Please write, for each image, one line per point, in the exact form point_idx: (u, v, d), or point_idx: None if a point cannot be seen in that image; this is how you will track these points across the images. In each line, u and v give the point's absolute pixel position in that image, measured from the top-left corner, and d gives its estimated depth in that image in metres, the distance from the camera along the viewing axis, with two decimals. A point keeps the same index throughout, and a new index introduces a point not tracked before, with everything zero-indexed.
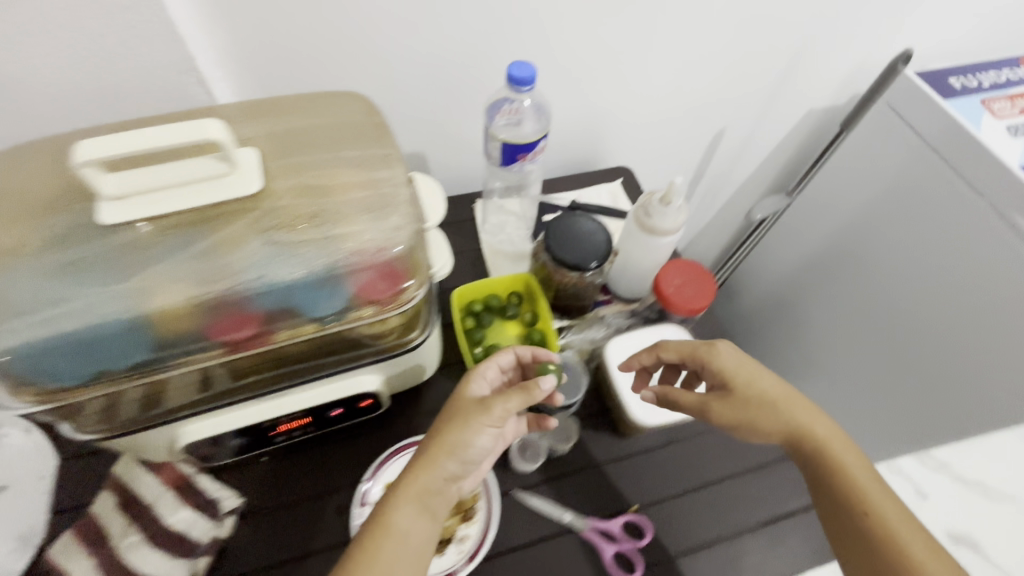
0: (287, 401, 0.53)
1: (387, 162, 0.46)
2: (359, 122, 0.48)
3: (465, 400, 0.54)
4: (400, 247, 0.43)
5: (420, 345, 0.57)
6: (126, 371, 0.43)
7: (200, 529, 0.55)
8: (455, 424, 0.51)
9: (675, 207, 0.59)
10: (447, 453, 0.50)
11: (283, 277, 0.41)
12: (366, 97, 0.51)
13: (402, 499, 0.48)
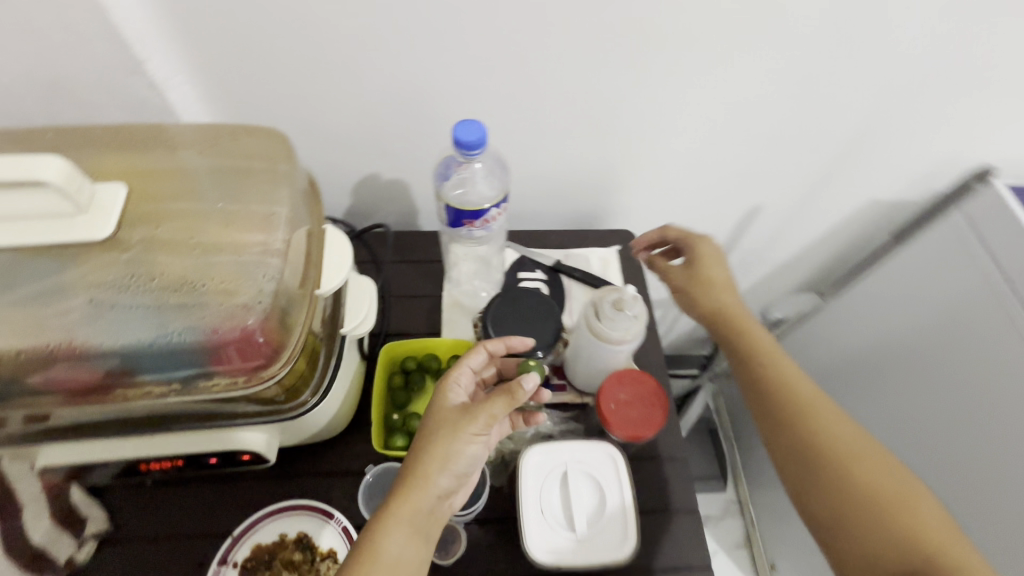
0: (155, 444, 0.50)
1: (268, 222, 0.41)
2: (257, 172, 0.44)
3: (444, 410, 0.48)
4: (259, 319, 0.39)
5: (310, 409, 0.52)
6: None
7: (60, 547, 0.53)
8: (438, 438, 0.46)
9: (627, 317, 0.50)
10: (432, 474, 0.45)
11: (118, 340, 0.37)
12: (283, 141, 0.47)
13: (391, 531, 0.43)
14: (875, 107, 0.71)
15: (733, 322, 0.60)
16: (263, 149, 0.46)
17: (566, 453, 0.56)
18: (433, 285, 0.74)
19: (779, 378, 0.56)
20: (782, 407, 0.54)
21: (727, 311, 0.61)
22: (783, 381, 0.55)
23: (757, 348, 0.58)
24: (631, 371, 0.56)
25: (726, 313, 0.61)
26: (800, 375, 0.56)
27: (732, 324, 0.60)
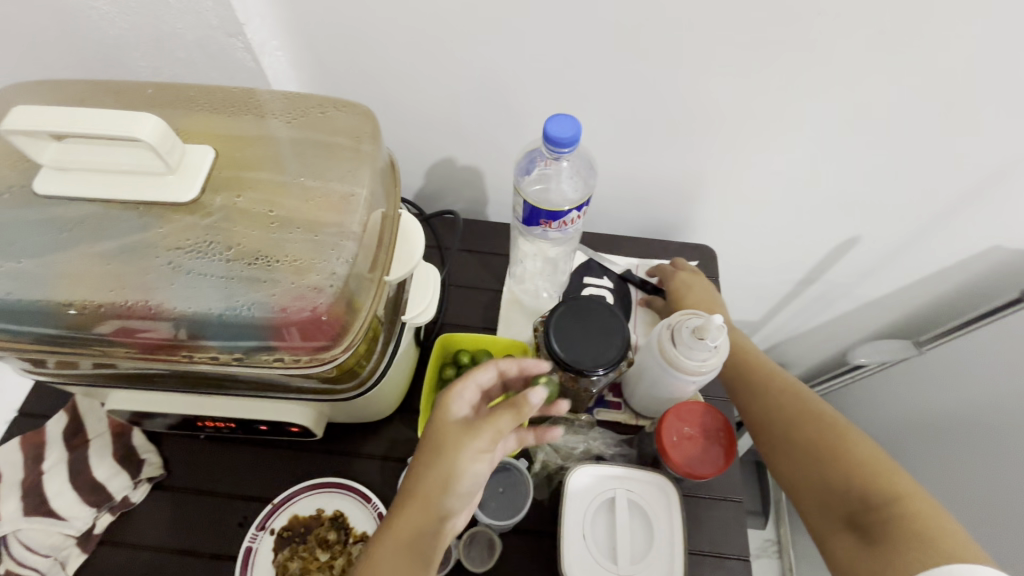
0: (212, 403, 0.51)
1: (346, 203, 0.40)
2: (341, 148, 0.42)
3: (444, 427, 0.45)
4: (327, 299, 0.38)
5: (361, 393, 0.51)
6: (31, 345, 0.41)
7: (116, 484, 0.55)
8: (437, 458, 0.43)
9: (707, 346, 0.46)
10: (427, 498, 0.42)
11: (193, 304, 0.37)
12: (370, 117, 0.45)
13: (387, 555, 0.41)
14: (1023, 146, 0.63)
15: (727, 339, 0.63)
16: (351, 124, 0.44)
17: (616, 480, 0.52)
18: (494, 279, 0.72)
19: (767, 383, 0.58)
20: (774, 403, 0.57)
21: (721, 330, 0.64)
22: (772, 386, 0.58)
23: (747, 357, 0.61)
24: (700, 402, 0.52)
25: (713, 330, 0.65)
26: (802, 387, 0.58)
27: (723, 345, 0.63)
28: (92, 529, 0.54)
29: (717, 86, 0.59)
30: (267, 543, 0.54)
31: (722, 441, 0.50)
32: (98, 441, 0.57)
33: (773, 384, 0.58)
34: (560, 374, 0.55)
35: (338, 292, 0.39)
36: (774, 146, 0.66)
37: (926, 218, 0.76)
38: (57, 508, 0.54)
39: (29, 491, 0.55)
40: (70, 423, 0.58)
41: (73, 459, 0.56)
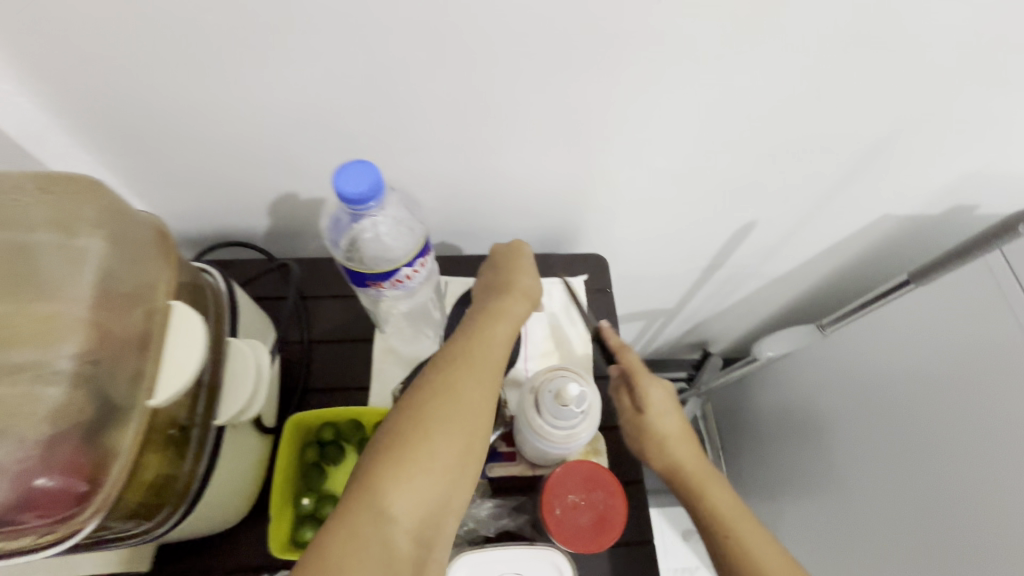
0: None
1: (44, 334, 0.30)
2: (38, 250, 0.32)
3: (521, 258, 0.55)
4: (40, 449, 0.30)
5: (173, 519, 0.42)
6: None
7: None
8: (512, 280, 0.52)
9: (570, 413, 0.41)
10: (515, 315, 0.49)
11: None
12: (89, 187, 0.35)
13: (479, 338, 0.44)
14: (900, 122, 0.59)
15: (711, 509, 0.50)
16: (55, 209, 0.34)
17: (503, 564, 0.45)
18: (364, 328, 0.63)
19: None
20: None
21: (704, 494, 0.51)
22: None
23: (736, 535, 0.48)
24: (587, 465, 0.47)
25: (687, 482, 0.52)
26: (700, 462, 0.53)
27: (691, 492, 0.51)
28: None
29: (577, 94, 0.51)
30: None
31: (611, 497, 0.46)
32: None
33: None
34: None
35: (53, 441, 0.30)
36: (652, 147, 0.60)
37: (817, 198, 0.72)
38: None
39: None
40: None
41: None
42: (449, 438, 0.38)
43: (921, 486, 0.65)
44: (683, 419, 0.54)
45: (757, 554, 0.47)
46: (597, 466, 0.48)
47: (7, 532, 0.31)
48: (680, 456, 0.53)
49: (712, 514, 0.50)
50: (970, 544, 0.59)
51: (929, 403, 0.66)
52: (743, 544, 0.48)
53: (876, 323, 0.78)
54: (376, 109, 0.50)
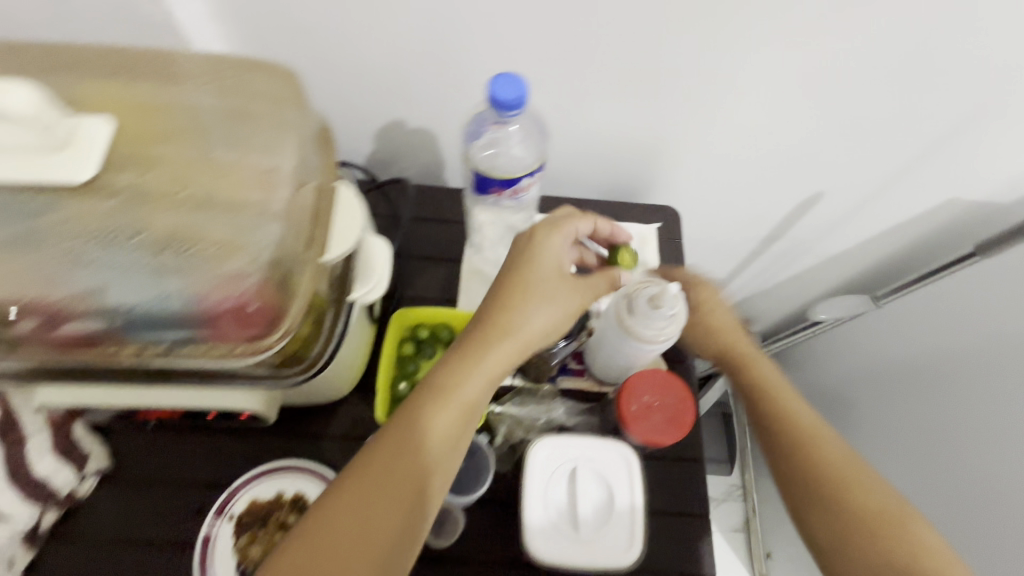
0: (152, 398, 0.48)
1: (270, 179, 0.38)
2: (262, 116, 0.41)
3: (545, 262, 0.48)
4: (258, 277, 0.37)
5: (305, 378, 0.48)
6: None
7: (61, 478, 0.53)
8: (527, 299, 0.46)
9: (664, 316, 0.47)
10: (522, 345, 0.46)
11: (124, 298, 0.36)
12: (291, 74, 0.43)
13: (465, 385, 0.43)
14: (989, 99, 0.61)
15: (754, 380, 0.54)
16: (269, 87, 0.42)
17: (579, 451, 0.52)
18: (452, 249, 0.69)
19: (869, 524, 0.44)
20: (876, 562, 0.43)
21: (746, 368, 0.55)
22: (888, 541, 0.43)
23: (827, 480, 0.47)
24: (661, 370, 0.53)
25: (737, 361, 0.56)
26: (742, 339, 0.57)
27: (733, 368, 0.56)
28: (38, 526, 0.52)
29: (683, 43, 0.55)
30: (225, 529, 0.53)
31: (681, 402, 0.52)
32: None
33: (838, 467, 0.47)
34: None
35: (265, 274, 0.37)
36: (740, 105, 0.63)
37: (888, 174, 0.75)
38: None
39: None
40: None
41: None
42: (399, 487, 0.39)
43: (953, 448, 0.67)
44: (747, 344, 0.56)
45: (797, 423, 0.50)
46: (671, 372, 0.53)
47: (220, 339, 0.39)
48: (725, 341, 0.57)
49: (755, 384, 0.54)
50: (991, 499, 0.60)
51: (951, 386, 0.68)
52: (784, 412, 0.51)
53: (920, 295, 0.78)
54: (493, 41, 0.55)
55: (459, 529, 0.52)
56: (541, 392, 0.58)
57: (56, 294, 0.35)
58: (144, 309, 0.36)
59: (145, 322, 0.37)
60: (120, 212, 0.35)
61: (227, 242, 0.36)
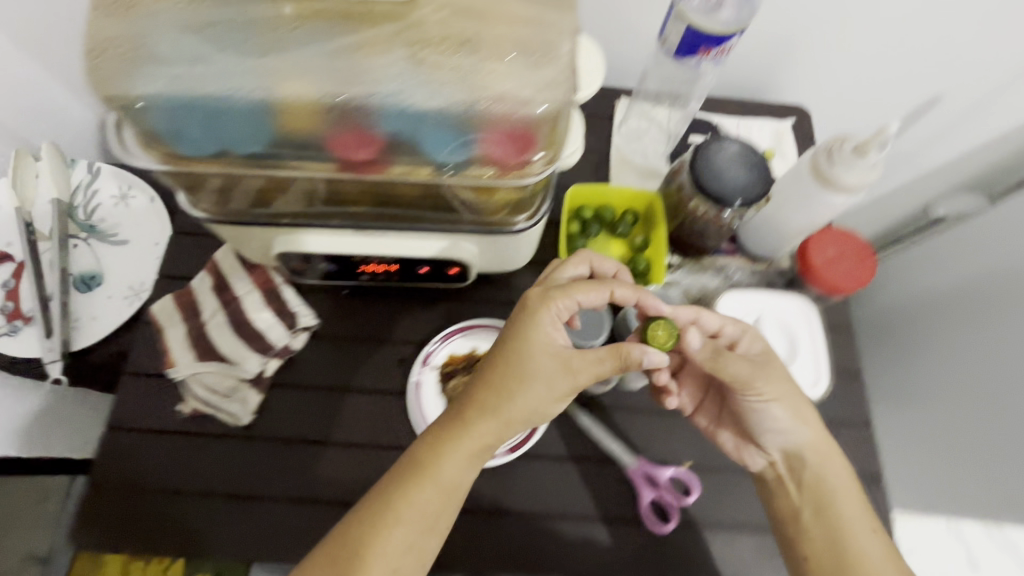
0: (385, 243, 0.52)
1: (556, 9, 0.43)
2: None
3: (539, 347, 0.47)
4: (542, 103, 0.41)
5: (522, 232, 0.53)
6: (241, 146, 0.40)
7: (276, 333, 0.58)
8: (518, 380, 0.46)
9: (869, 162, 0.48)
10: (508, 422, 0.46)
11: (420, 104, 0.39)
12: None
13: (442, 467, 0.45)
14: None
15: None
16: None
17: (760, 304, 0.56)
18: (597, 142, 0.71)
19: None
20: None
21: None
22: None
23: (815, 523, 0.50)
24: (837, 229, 0.55)
25: None
26: None
27: None
28: (263, 372, 0.57)
29: None
30: (431, 376, 0.58)
31: (861, 260, 0.54)
32: (250, 297, 0.59)
33: None
34: (702, 204, 0.56)
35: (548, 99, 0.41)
36: None
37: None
38: (227, 355, 0.57)
39: (198, 340, 0.57)
40: (217, 283, 0.59)
41: (230, 313, 0.58)
42: (424, 496, 0.45)
43: None
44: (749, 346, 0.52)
45: None
46: (847, 232, 0.55)
47: (494, 162, 0.42)
48: None
49: None
50: None
51: None
52: None
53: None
54: None
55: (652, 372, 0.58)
56: (711, 263, 0.63)
57: (359, 98, 0.39)
58: (432, 117, 0.39)
59: (434, 134, 0.40)
60: (418, 30, 0.40)
61: (509, 55, 0.41)
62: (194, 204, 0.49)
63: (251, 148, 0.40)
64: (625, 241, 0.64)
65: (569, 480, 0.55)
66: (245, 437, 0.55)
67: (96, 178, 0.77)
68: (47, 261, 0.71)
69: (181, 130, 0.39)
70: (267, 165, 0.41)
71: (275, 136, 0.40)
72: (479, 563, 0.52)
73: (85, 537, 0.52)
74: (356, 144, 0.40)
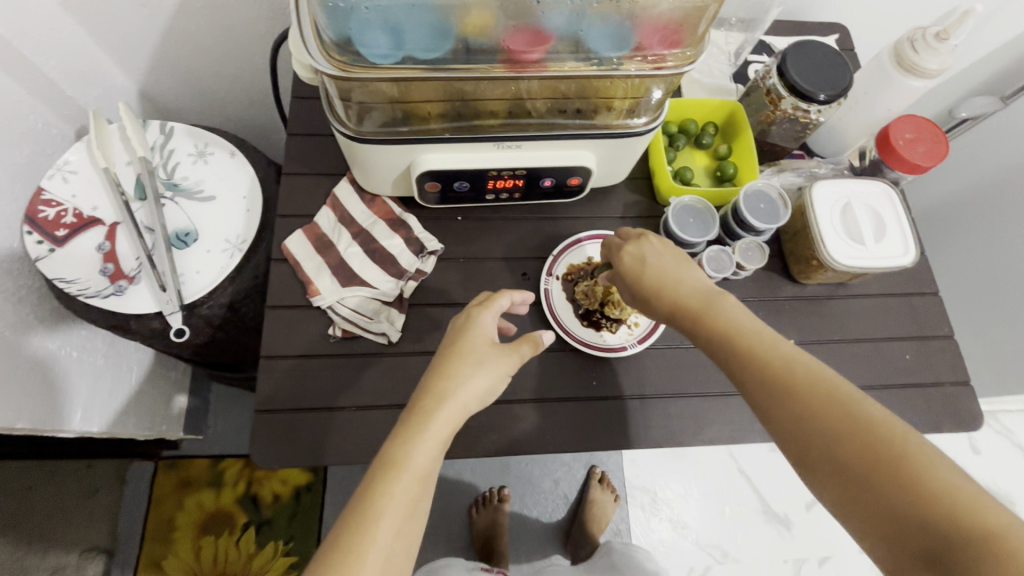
0: (515, 155, 0.55)
1: None
2: None
3: (471, 338, 0.48)
4: None
5: (641, 134, 0.55)
6: (425, 50, 0.44)
7: (407, 258, 0.61)
8: (463, 365, 0.46)
9: (951, 45, 0.56)
10: (461, 408, 0.44)
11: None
12: None
13: (414, 453, 0.41)
14: None
15: None
16: None
17: (849, 190, 0.63)
18: None
19: (890, 465, 0.34)
20: (913, 537, 0.32)
21: None
22: (914, 486, 0.33)
23: (801, 400, 0.38)
24: (915, 116, 0.62)
25: None
26: None
27: None
28: (401, 294, 0.60)
29: None
30: (557, 285, 0.62)
31: (935, 140, 0.60)
32: (376, 227, 0.62)
33: None
34: (789, 99, 0.62)
35: None
36: None
37: None
38: (368, 280, 0.60)
39: (337, 269, 0.60)
40: (342, 216, 0.62)
41: (362, 243, 0.62)
42: (408, 481, 0.40)
43: None
44: (668, 263, 0.49)
45: None
46: (920, 117, 0.62)
47: (647, 57, 0.47)
48: None
49: None
50: None
51: None
52: None
53: None
54: None
55: (760, 259, 0.63)
56: (797, 164, 0.69)
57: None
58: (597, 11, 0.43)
59: (596, 29, 0.45)
60: None
61: None
62: (340, 124, 0.51)
63: (436, 51, 0.44)
64: (707, 152, 0.70)
65: (695, 363, 0.62)
66: (394, 354, 0.58)
67: (170, 138, 0.77)
68: (142, 221, 0.72)
69: (372, 38, 0.43)
70: (445, 66, 0.45)
71: (455, 40, 0.44)
72: (626, 440, 0.58)
73: (264, 456, 0.54)
74: (528, 42, 0.45)
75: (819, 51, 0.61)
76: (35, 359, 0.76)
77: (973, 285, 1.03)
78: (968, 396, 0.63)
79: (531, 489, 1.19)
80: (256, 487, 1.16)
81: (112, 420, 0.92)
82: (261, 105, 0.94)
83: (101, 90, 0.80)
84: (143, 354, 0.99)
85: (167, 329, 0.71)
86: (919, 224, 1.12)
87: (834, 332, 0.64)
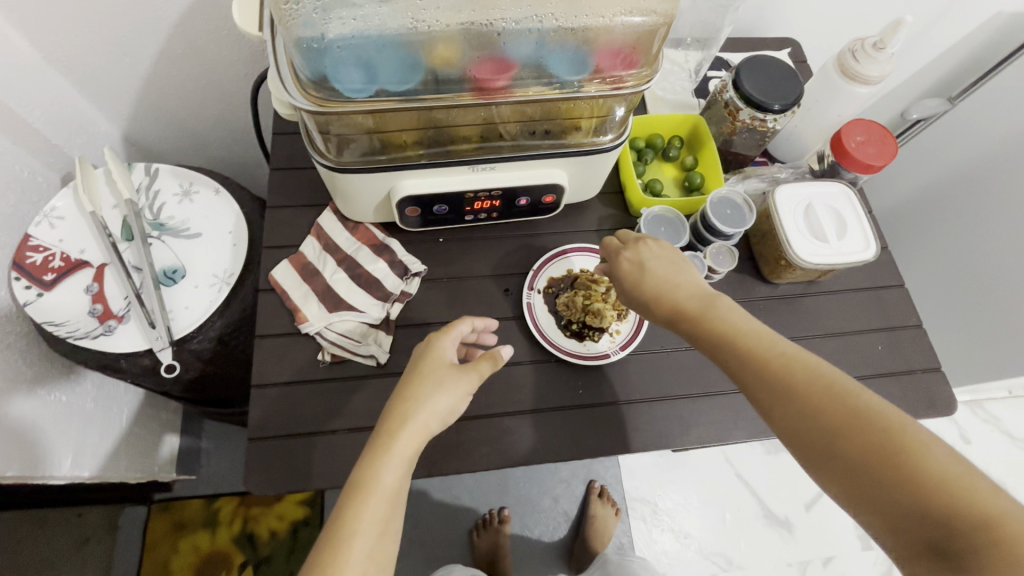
0: (487, 178, 0.58)
1: None
2: None
3: (432, 361, 0.49)
4: (643, 18, 0.46)
5: (607, 151, 0.58)
6: (396, 84, 0.47)
7: (392, 281, 0.63)
8: (424, 386, 0.47)
9: (887, 54, 0.60)
10: (423, 427, 0.45)
11: (545, 30, 0.46)
12: None
13: (382, 472, 0.42)
14: None
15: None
16: None
17: (811, 193, 0.66)
18: None
19: (890, 458, 0.35)
20: (906, 517, 0.34)
21: None
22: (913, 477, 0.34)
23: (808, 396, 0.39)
24: (863, 119, 0.66)
25: None
26: None
27: None
28: (387, 316, 0.62)
29: None
30: (539, 298, 0.65)
31: (884, 143, 0.64)
32: (361, 253, 0.64)
33: None
34: (747, 110, 0.66)
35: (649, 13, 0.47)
36: None
37: None
38: (354, 304, 0.61)
39: (323, 295, 0.62)
40: (327, 243, 0.64)
41: (347, 269, 0.63)
42: (378, 503, 0.41)
43: None
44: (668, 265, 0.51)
45: None
46: (868, 120, 0.66)
47: (606, 79, 0.50)
48: None
49: None
50: None
51: None
52: None
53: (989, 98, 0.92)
54: None
55: (733, 259, 0.66)
56: (759, 171, 0.73)
57: (494, 28, 0.46)
58: (554, 39, 0.47)
59: (556, 56, 0.48)
60: None
61: None
62: (320, 157, 0.54)
63: (407, 84, 0.47)
64: (675, 164, 0.74)
65: (676, 366, 0.64)
66: (383, 374, 0.60)
67: (156, 179, 0.79)
68: (130, 261, 0.73)
69: (345, 75, 0.45)
70: (415, 98, 0.48)
71: (424, 72, 0.47)
72: (613, 444, 0.59)
73: (256, 483, 0.54)
74: (493, 71, 0.48)
75: (768, 65, 0.65)
76: (22, 405, 0.76)
77: (942, 277, 1.07)
78: (940, 382, 0.65)
79: (530, 508, 1.18)
80: (252, 525, 1.15)
81: (102, 464, 0.91)
82: (243, 143, 0.96)
83: (85, 137, 0.82)
84: (132, 395, 0.98)
85: (157, 365, 0.71)
86: (887, 222, 1.16)
87: (808, 327, 0.67)
